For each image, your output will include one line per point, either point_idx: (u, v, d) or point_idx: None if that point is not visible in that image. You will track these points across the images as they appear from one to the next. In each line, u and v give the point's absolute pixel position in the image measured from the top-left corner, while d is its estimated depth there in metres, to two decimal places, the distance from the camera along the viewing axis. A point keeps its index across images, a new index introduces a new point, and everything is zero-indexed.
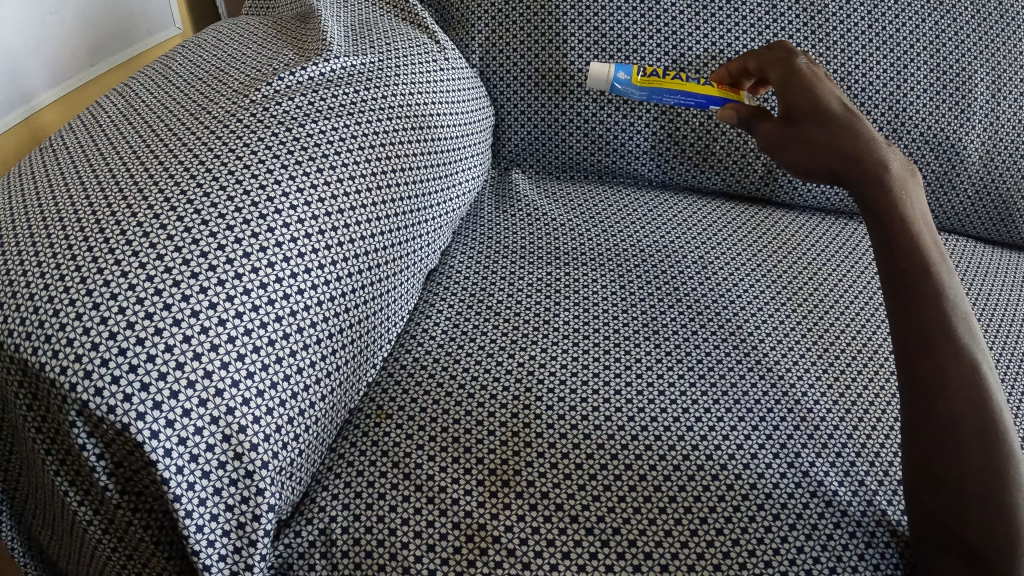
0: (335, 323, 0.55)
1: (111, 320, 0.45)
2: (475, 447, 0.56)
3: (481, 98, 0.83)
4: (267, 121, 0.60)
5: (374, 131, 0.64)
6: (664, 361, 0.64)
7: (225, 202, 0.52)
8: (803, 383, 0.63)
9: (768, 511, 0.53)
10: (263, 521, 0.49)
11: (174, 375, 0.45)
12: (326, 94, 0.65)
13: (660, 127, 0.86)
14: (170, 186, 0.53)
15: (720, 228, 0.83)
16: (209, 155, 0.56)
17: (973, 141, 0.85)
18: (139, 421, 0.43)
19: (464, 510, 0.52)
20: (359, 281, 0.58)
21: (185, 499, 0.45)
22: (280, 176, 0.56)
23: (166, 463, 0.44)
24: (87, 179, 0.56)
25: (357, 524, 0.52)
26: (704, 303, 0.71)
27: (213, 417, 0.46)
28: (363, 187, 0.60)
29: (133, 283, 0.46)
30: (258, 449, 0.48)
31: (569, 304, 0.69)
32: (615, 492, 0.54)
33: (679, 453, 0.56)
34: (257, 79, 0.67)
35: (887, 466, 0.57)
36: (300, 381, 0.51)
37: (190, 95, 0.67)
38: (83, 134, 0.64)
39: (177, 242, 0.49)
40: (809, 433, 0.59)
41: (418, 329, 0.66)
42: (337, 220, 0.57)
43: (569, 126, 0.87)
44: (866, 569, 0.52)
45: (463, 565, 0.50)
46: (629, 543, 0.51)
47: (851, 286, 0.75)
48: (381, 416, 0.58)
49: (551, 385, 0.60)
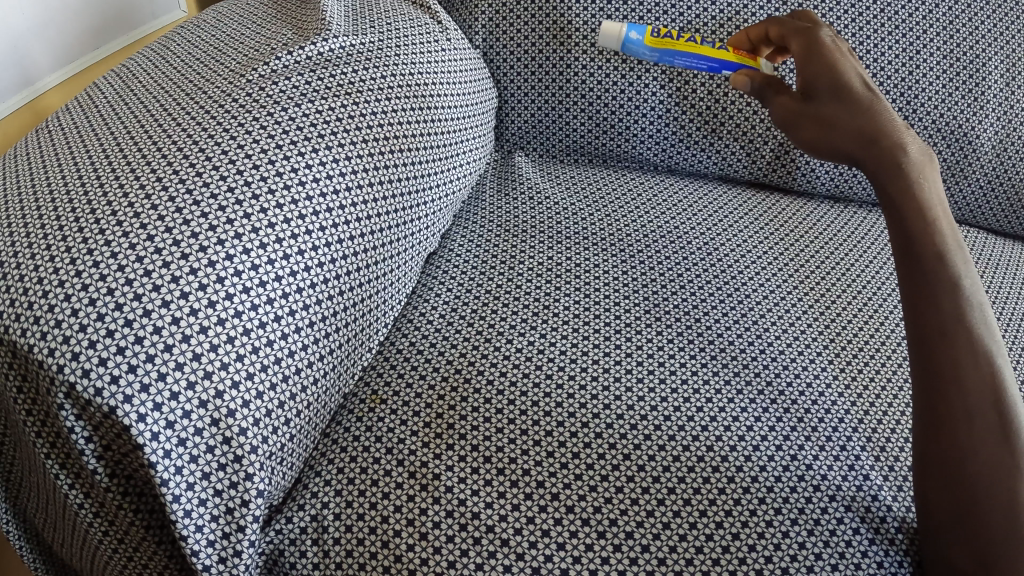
0: (330, 306, 0.54)
1: (99, 301, 0.44)
2: (471, 434, 0.55)
3: (483, 79, 0.81)
4: (263, 101, 0.59)
5: (373, 111, 0.63)
6: (666, 349, 0.63)
7: (217, 181, 0.51)
8: (808, 373, 0.62)
9: (770, 504, 0.52)
10: (252, 507, 0.47)
11: (163, 357, 0.44)
12: (323, 74, 0.63)
13: (667, 111, 0.84)
14: (165, 165, 0.52)
15: (728, 213, 0.81)
16: (203, 135, 0.55)
17: (987, 131, 0.83)
18: (127, 404, 0.42)
19: (459, 498, 0.51)
20: (355, 263, 0.56)
21: (172, 484, 0.44)
22: (275, 155, 0.55)
23: (154, 447, 0.43)
24: (81, 159, 0.55)
25: (349, 512, 0.51)
26: (709, 291, 0.69)
27: (202, 400, 0.45)
28: (361, 168, 0.59)
29: (122, 264, 0.45)
30: (248, 433, 0.47)
31: (571, 289, 0.67)
32: (614, 482, 0.53)
33: (680, 444, 0.55)
34: (254, 60, 0.66)
35: (893, 461, 0.56)
36: (291, 364, 0.50)
37: (185, 76, 0.66)
38: (79, 115, 0.63)
39: (168, 222, 0.48)
40: (812, 425, 0.57)
41: (416, 313, 0.65)
42: (332, 201, 0.56)
43: (573, 110, 0.86)
44: (867, 566, 0.50)
45: (457, 555, 0.49)
46: (626, 535, 0.50)
47: (861, 275, 0.74)
48: (376, 400, 0.57)
49: (550, 371, 0.59)
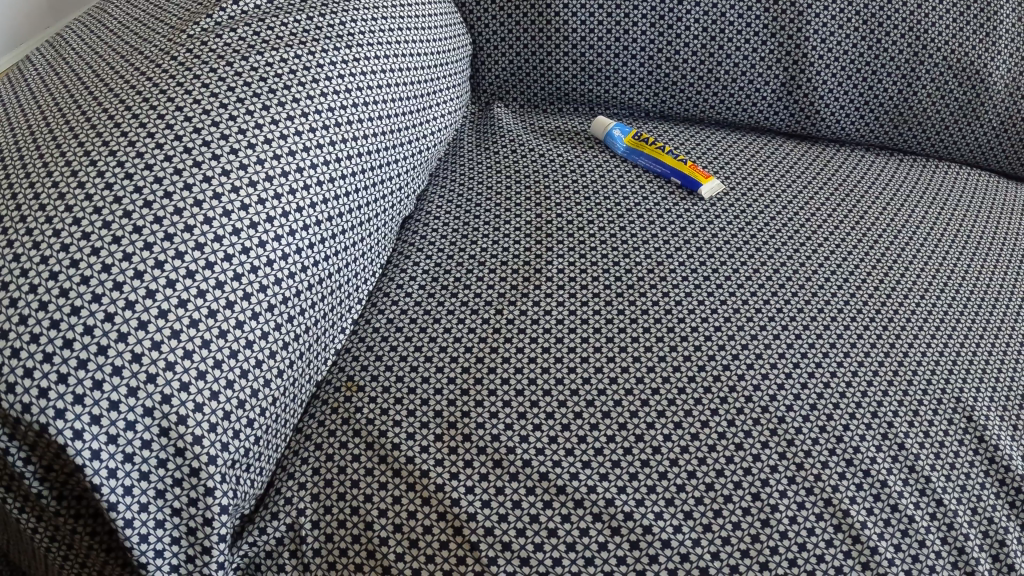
0: (292, 285, 0.47)
1: (20, 301, 0.38)
2: (461, 422, 0.49)
3: (455, 24, 0.74)
4: (205, 56, 0.52)
5: (333, 61, 0.55)
6: (674, 313, 0.57)
7: (155, 151, 0.45)
8: (831, 333, 0.56)
9: (801, 484, 0.47)
10: (217, 525, 0.42)
11: (96, 362, 0.38)
12: (274, 23, 0.56)
13: (655, 54, 0.77)
14: (94, 137, 0.46)
15: (730, 160, 0.74)
16: (137, 100, 0.48)
17: (999, 67, 0.78)
18: (57, 421, 0.37)
19: (453, 498, 0.45)
20: (320, 234, 0.50)
21: (122, 506, 0.39)
22: (220, 116, 0.48)
23: (95, 467, 0.38)
24: (4, 139, 0.48)
25: (329, 518, 0.45)
26: (715, 246, 0.63)
27: (147, 408, 0.39)
28: (321, 125, 0.52)
29: (45, 255, 0.39)
30: (204, 441, 0.41)
31: (564, 250, 0.61)
32: (627, 469, 0.47)
33: (696, 420, 0.50)
34: (196, 12, 0.58)
35: (927, 427, 0.51)
36: (252, 356, 0.44)
37: (120, 37, 0.59)
38: (6, 88, 0.56)
39: (97, 202, 0.42)
40: (837, 391, 0.52)
41: (392, 286, 0.59)
42: (288, 163, 0.49)
43: (555, 54, 0.78)
44: (912, 547, 0.46)
45: (452, 563, 0.44)
46: (644, 529, 0.45)
47: (876, 223, 0.68)
48: (352, 387, 0.51)
49: (547, 344, 0.54)
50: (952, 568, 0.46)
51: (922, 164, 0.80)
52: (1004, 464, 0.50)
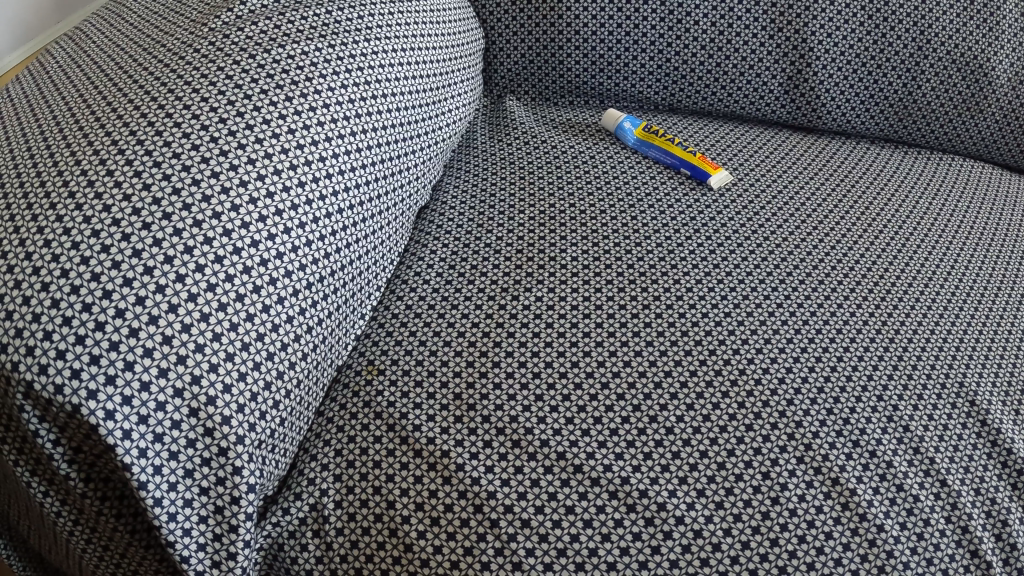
0: (314, 272, 0.48)
1: (53, 287, 0.39)
2: (479, 404, 0.50)
3: (468, 18, 0.75)
4: (227, 49, 0.53)
5: (352, 54, 0.57)
6: (685, 299, 0.58)
7: (181, 140, 0.46)
8: (838, 319, 0.58)
9: (809, 464, 0.48)
10: (244, 503, 0.43)
11: (128, 344, 0.39)
12: (294, 17, 0.57)
13: (664, 48, 0.79)
14: (120, 127, 0.47)
15: (738, 152, 0.76)
16: (161, 91, 0.50)
17: (1003, 61, 0.79)
18: (91, 401, 0.38)
19: (472, 477, 0.47)
20: (341, 221, 0.51)
21: (152, 486, 0.40)
22: (244, 108, 0.49)
23: (127, 446, 0.39)
24: (32, 129, 0.50)
25: (351, 498, 0.47)
26: (724, 236, 0.64)
27: (178, 389, 0.40)
28: (341, 116, 0.53)
29: (77, 241, 0.41)
30: (232, 422, 0.42)
31: (576, 239, 0.63)
32: (640, 449, 0.49)
33: (708, 402, 0.51)
34: (216, 6, 0.59)
35: (930, 410, 0.52)
36: (277, 339, 0.45)
37: (142, 30, 0.60)
38: (31, 80, 0.58)
39: (126, 191, 0.43)
40: (844, 375, 0.54)
41: (410, 274, 0.60)
42: (311, 152, 0.50)
43: (565, 48, 0.79)
44: (916, 525, 0.47)
45: (472, 540, 0.45)
46: (659, 507, 0.46)
47: (881, 214, 0.69)
48: (372, 371, 0.52)
49: (560, 329, 0.55)
50: (956, 546, 0.47)
51: (927, 157, 0.81)
52: (1007, 446, 0.51)
